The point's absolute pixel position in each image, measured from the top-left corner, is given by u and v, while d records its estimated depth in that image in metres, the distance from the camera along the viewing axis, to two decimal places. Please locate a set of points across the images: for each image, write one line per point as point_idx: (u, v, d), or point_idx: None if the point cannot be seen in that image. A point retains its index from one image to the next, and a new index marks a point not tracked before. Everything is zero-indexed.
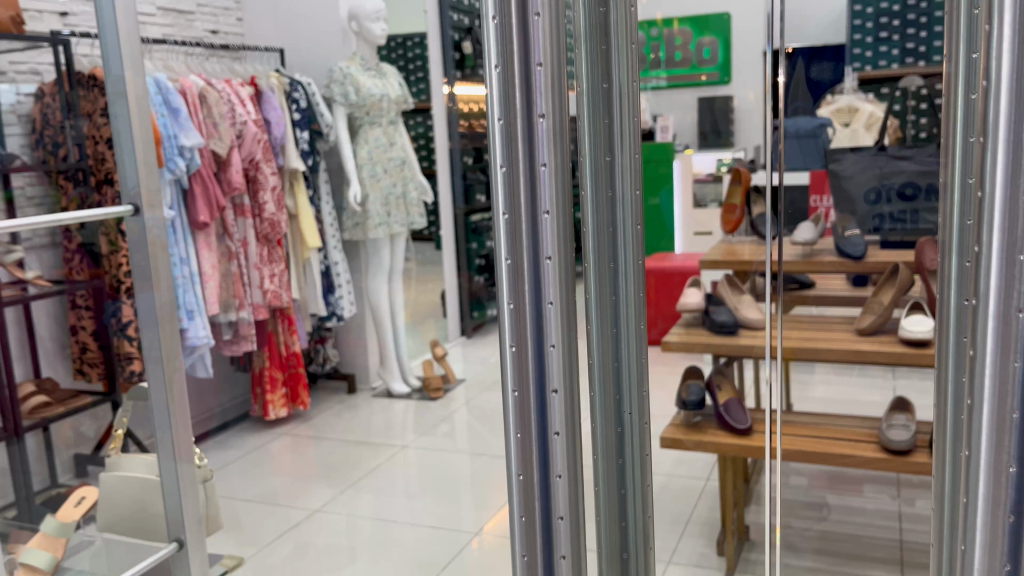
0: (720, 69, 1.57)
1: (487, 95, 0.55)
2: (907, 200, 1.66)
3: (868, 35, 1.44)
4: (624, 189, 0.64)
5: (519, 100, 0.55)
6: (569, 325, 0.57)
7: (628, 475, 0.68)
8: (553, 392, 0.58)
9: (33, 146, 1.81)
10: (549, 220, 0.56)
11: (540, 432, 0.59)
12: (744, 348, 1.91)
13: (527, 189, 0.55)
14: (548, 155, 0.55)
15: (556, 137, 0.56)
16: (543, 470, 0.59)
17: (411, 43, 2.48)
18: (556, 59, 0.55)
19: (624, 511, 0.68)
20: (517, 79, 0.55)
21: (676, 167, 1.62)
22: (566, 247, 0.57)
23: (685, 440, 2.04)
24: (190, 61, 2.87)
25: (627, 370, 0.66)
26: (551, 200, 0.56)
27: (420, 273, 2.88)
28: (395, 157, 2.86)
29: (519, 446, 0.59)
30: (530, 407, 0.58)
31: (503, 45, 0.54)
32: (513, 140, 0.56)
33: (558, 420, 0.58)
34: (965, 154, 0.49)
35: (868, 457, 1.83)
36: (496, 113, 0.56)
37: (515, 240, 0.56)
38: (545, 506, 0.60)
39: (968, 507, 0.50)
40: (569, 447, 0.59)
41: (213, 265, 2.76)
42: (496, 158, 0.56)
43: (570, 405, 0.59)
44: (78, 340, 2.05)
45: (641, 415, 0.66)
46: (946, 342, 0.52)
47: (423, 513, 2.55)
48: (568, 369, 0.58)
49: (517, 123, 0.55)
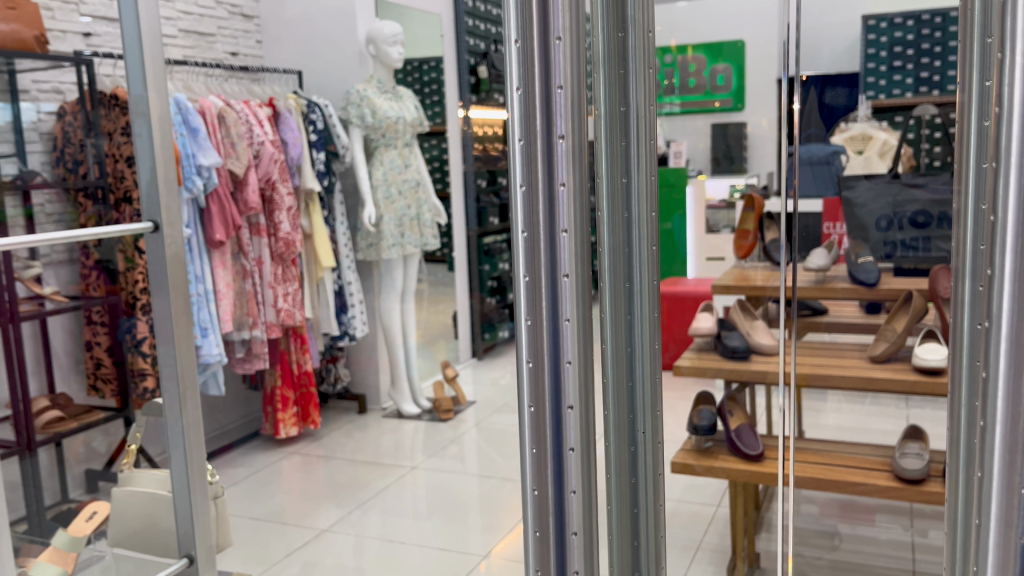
0: (734, 96, 1.65)
1: (508, 117, 0.53)
2: (919, 227, 1.67)
3: (881, 65, 1.49)
4: (639, 209, 0.64)
5: (540, 114, 0.52)
6: (588, 339, 0.54)
7: (642, 494, 0.66)
8: (569, 409, 0.55)
9: (53, 163, 1.80)
10: (567, 240, 0.53)
11: (556, 451, 0.55)
12: (758, 374, 1.88)
13: (545, 208, 0.53)
14: (567, 173, 0.52)
15: (578, 159, 0.53)
16: (559, 488, 0.55)
17: (427, 66, 2.99)
18: (577, 77, 0.52)
19: (636, 528, 0.67)
20: (538, 101, 0.52)
21: (690, 193, 1.69)
22: (585, 261, 0.53)
23: (695, 465, 2.01)
24: (209, 82, 2.83)
25: (640, 392, 0.65)
26: (569, 218, 0.53)
27: (432, 294, 3.17)
28: (409, 178, 2.97)
29: (534, 462, 0.56)
30: (545, 423, 0.55)
31: (524, 63, 0.52)
32: (533, 160, 0.53)
33: (573, 435, 0.55)
34: (978, 178, 0.45)
35: (881, 485, 1.81)
36: (515, 127, 0.53)
37: (533, 257, 0.53)
38: (562, 520, 0.55)
39: (980, 528, 0.45)
40: (585, 464, 0.55)
41: (228, 284, 2.76)
42: (515, 177, 0.54)
43: (590, 424, 0.55)
44: (93, 356, 2.04)
45: (653, 432, 0.65)
46: (955, 361, 0.47)
47: (432, 534, 2.52)
48: (586, 390, 0.55)
49: (537, 143, 0.52)
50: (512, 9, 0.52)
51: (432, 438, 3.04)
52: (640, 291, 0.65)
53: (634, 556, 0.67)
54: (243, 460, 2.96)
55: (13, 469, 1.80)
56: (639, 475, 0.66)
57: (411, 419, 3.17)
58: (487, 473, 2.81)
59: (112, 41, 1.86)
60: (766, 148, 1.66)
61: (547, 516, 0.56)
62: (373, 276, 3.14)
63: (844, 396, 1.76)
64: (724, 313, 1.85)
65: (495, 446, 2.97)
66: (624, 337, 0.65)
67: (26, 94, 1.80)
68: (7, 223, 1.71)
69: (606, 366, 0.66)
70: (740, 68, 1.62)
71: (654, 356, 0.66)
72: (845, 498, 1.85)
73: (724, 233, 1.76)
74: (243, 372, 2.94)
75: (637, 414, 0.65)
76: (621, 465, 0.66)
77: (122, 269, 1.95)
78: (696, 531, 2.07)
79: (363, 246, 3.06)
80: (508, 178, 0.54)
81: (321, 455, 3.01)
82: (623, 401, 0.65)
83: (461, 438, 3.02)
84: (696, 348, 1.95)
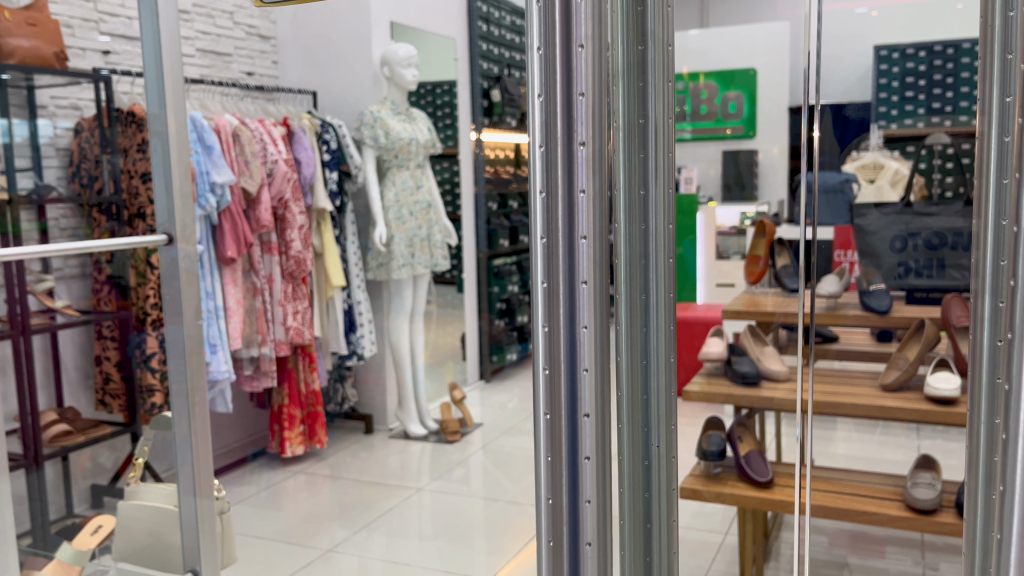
0: (745, 123, 1.72)
1: (528, 125, 0.53)
2: (932, 250, 1.64)
3: (892, 93, 1.58)
4: (657, 222, 0.64)
5: (560, 119, 0.52)
6: (605, 347, 0.54)
7: (655, 509, 0.65)
8: (585, 417, 0.54)
9: (69, 178, 1.83)
10: (587, 245, 0.53)
11: (572, 461, 0.55)
12: (765, 401, 1.83)
13: (563, 215, 0.53)
14: (586, 180, 0.53)
15: (598, 166, 0.53)
16: (573, 499, 0.55)
17: (440, 91, 2.90)
18: (598, 86, 0.52)
19: (648, 543, 0.66)
20: (559, 108, 0.52)
21: (699, 219, 1.82)
22: (601, 268, 0.53)
23: (704, 491, 1.89)
24: (226, 101, 2.96)
25: (656, 405, 0.64)
26: (588, 225, 0.53)
27: (441, 316, 3.04)
28: (421, 200, 2.99)
29: (549, 471, 0.55)
30: (560, 431, 0.54)
31: (544, 71, 0.52)
32: (552, 167, 0.53)
33: (588, 443, 0.54)
34: (999, 196, 0.45)
35: (890, 516, 1.72)
36: (536, 132, 0.53)
37: (552, 264, 0.53)
38: (574, 531, 0.55)
39: (1001, 544, 0.44)
40: (600, 474, 0.55)
41: (238, 300, 2.78)
42: (535, 185, 0.54)
43: (605, 433, 0.54)
44: (102, 372, 1.93)
45: (667, 446, 0.65)
46: (972, 380, 0.46)
47: (437, 557, 2.57)
48: (601, 398, 0.54)
49: (557, 149, 0.52)
50: (534, 17, 0.52)
51: (439, 459, 3.03)
52: (654, 305, 0.64)
53: (647, 570, 0.66)
54: (249, 478, 2.97)
55: (19, 482, 1.82)
56: (652, 490, 0.65)
57: (417, 440, 3.12)
58: (491, 496, 2.80)
59: (129, 58, 1.90)
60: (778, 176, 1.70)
61: (560, 526, 0.55)
62: (382, 295, 3.12)
63: (855, 425, 1.76)
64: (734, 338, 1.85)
65: (503, 469, 2.95)
66: (638, 348, 0.65)
67: (44, 110, 1.81)
68: (20, 236, 1.78)
69: (620, 381, 0.65)
70: (751, 95, 1.70)
71: (671, 370, 0.65)
72: (856, 528, 1.83)
73: (735, 259, 1.81)
74: (250, 389, 2.96)
75: (652, 429, 0.65)
76: (635, 480, 0.65)
77: (134, 285, 1.93)
78: (703, 558, 2.04)
79: (373, 264, 3.08)
80: (528, 182, 0.54)
81: (327, 475, 3.00)
82: (637, 414, 0.64)
83: (468, 460, 3.00)
84: (706, 371, 1.92)
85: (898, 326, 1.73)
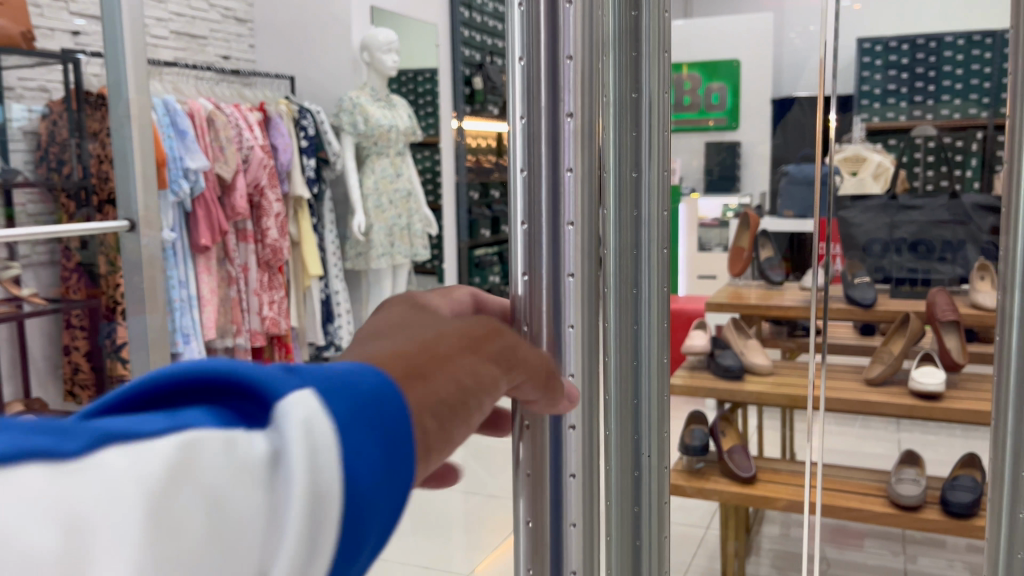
0: (729, 114, 1.73)
1: (507, 92, 0.48)
2: (917, 253, 1.71)
3: (876, 86, 1.65)
4: (649, 208, 0.60)
5: (543, 91, 0.47)
6: (592, 347, 0.49)
7: (645, 522, 0.62)
8: (570, 428, 0.50)
9: (38, 162, 1.77)
10: (573, 233, 0.48)
11: (556, 477, 0.50)
12: (748, 396, 1.80)
13: (547, 196, 0.48)
14: (574, 158, 0.48)
15: (585, 142, 0.48)
16: (555, 524, 0.51)
17: (422, 77, 3.04)
18: (588, 53, 0.48)
19: (639, 560, 0.62)
20: (545, 73, 0.47)
21: (683, 210, 1.84)
22: (588, 262, 0.49)
23: (685, 486, 1.83)
24: (199, 84, 2.72)
25: (647, 412, 0.61)
26: (576, 211, 0.48)
27: (422, 306, 3.16)
28: (400, 188, 2.95)
29: (529, 493, 0.51)
30: (542, 445, 0.50)
31: (526, 34, 0.47)
32: (535, 141, 0.48)
33: (573, 459, 0.50)
34: None
35: (877, 512, 1.61)
36: (516, 105, 0.48)
37: (533, 252, 0.48)
38: (558, 554, 0.51)
39: None
40: (587, 490, 0.51)
41: (212, 290, 2.61)
42: (514, 162, 0.49)
43: (590, 444, 0.51)
44: (71, 361, 1.95)
45: (657, 452, 0.62)
46: (1000, 384, 0.45)
47: (417, 553, 2.41)
48: (586, 409, 0.51)
49: (540, 122, 0.47)
50: None
51: None
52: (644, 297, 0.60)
53: None
54: None
55: None
56: (643, 503, 0.62)
57: None
58: (472, 490, 2.78)
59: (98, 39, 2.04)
60: (760, 168, 1.74)
61: (542, 548, 0.51)
62: (360, 285, 3.10)
63: (836, 418, 1.72)
64: (717, 331, 1.84)
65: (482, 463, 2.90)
66: (629, 349, 0.61)
67: (11, 92, 1.77)
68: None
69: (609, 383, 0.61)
70: (735, 88, 1.71)
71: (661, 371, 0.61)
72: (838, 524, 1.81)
73: (718, 251, 1.83)
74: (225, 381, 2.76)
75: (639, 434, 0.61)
76: (624, 491, 0.62)
77: (104, 273, 1.87)
78: (684, 554, 2.00)
79: (352, 253, 2.99)
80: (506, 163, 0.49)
81: None
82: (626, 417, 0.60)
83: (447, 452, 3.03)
84: (688, 365, 1.89)
85: (881, 320, 1.75)
